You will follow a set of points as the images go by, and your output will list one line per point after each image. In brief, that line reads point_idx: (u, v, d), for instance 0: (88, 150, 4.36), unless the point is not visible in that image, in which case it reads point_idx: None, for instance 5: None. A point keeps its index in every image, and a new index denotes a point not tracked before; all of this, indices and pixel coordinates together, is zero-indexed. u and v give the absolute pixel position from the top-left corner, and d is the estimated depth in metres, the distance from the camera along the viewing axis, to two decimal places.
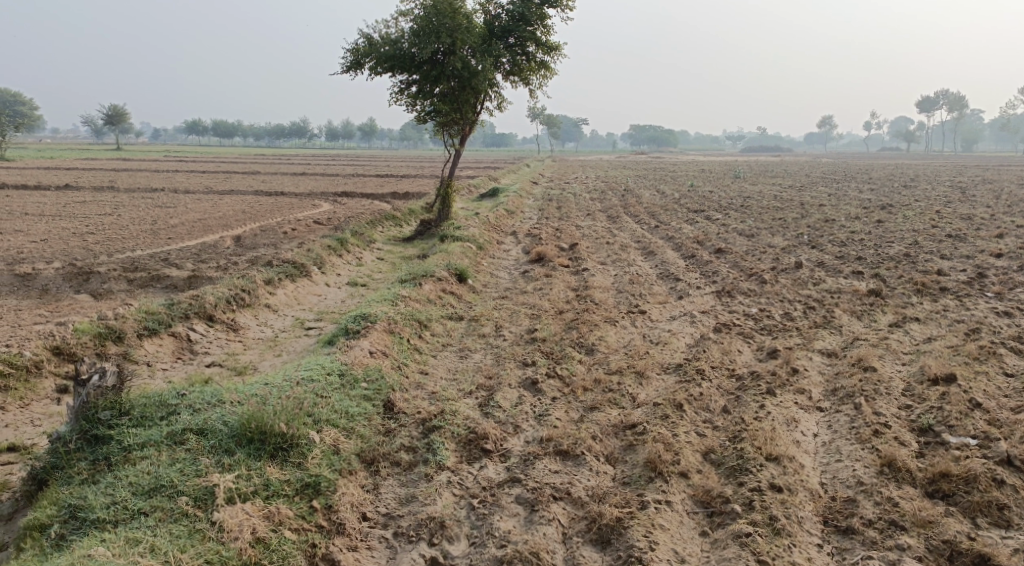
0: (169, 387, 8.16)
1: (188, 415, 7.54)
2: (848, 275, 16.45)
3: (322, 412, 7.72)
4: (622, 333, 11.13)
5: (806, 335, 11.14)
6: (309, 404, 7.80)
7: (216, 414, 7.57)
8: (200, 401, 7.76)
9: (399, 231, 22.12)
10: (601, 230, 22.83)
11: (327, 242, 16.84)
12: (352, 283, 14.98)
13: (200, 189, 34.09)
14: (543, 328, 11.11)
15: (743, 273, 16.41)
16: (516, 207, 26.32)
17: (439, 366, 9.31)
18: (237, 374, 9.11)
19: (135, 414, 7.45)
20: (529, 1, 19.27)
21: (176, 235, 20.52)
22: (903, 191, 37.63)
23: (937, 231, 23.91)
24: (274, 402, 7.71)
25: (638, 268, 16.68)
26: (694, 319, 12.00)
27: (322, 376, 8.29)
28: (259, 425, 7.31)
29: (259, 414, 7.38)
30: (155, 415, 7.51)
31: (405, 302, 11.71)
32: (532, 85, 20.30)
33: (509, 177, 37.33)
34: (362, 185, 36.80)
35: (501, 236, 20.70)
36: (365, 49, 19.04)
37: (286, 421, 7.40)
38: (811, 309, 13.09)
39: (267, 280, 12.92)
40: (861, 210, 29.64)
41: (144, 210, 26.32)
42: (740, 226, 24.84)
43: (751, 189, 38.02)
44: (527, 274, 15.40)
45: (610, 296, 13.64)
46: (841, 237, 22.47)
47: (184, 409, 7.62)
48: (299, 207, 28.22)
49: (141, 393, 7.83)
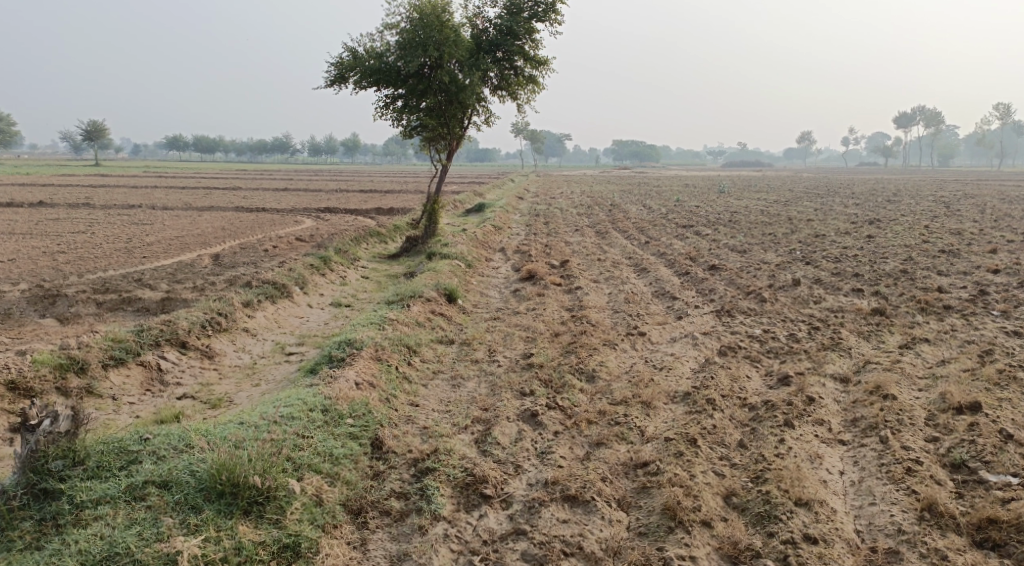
0: (132, 428, 7.46)
1: (150, 464, 6.86)
2: (848, 293, 15.94)
3: (303, 458, 7.06)
4: (622, 357, 10.53)
5: (815, 358, 10.57)
6: (288, 449, 7.14)
7: (182, 462, 6.88)
8: (166, 446, 7.06)
9: (384, 248, 21.50)
10: (591, 246, 22.29)
11: (310, 261, 16.20)
12: (335, 304, 14.36)
13: (178, 205, 33.34)
14: (539, 352, 10.51)
15: (741, 291, 15.87)
16: (503, 223, 25.78)
17: (430, 397, 8.68)
18: (214, 409, 8.48)
19: (90, 465, 6.79)
20: (517, 14, 18.77)
21: (151, 254, 19.83)
22: (888, 206, 37.41)
23: (930, 247, 23.51)
24: (248, 446, 7.03)
25: (633, 286, 16.13)
26: (697, 341, 11.42)
27: (303, 413, 7.61)
28: (231, 476, 6.65)
29: (231, 464, 6.70)
30: (113, 465, 6.84)
31: (393, 326, 11.09)
32: (521, 100, 19.76)
33: (495, 193, 36.81)
34: (345, 201, 36.16)
35: (490, 253, 20.10)
36: (349, 62, 18.43)
37: (261, 471, 6.73)
38: (815, 328, 12.53)
39: (245, 302, 12.27)
40: (850, 225, 29.28)
41: (119, 227, 25.59)
42: (731, 241, 24.37)
43: (738, 203, 37.66)
44: (518, 294, 14.80)
45: (607, 317, 13.05)
46: (834, 253, 22.02)
47: (147, 457, 6.93)
48: (280, 223, 27.56)
49: (100, 437, 7.14)
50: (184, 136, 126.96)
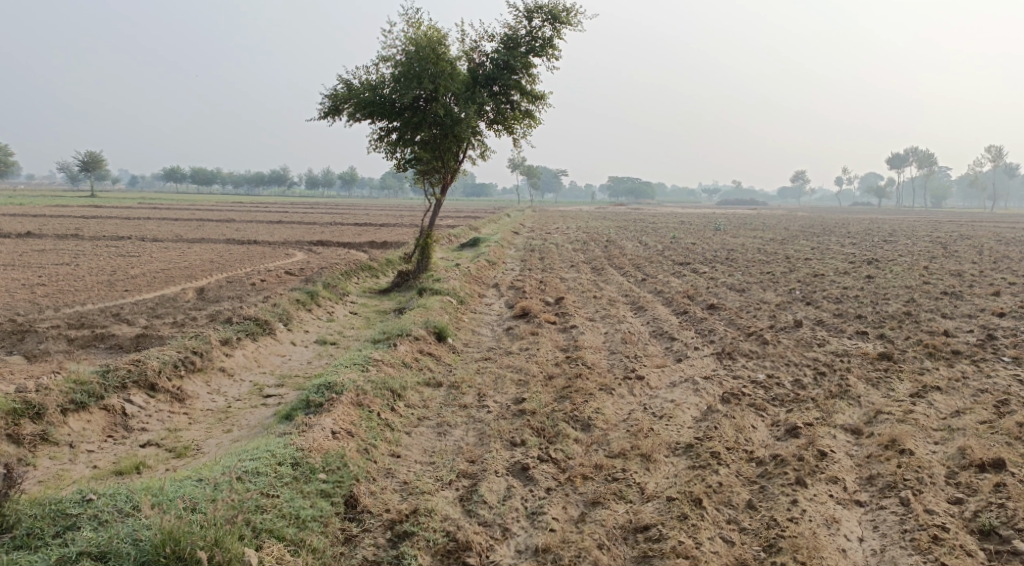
0: (77, 486, 6.87)
1: (90, 530, 6.26)
2: (852, 335, 15.37)
3: (264, 523, 6.50)
4: (620, 404, 9.94)
5: (823, 406, 9.98)
6: (247, 512, 6.55)
7: (126, 528, 6.29)
8: (110, 509, 6.46)
9: (375, 283, 20.96)
10: (587, 282, 21.78)
11: (296, 295, 15.66)
12: (321, 341, 13.80)
13: (169, 237, 32.90)
14: (532, 397, 9.91)
15: (741, 332, 15.31)
16: (498, 257, 25.29)
17: (413, 447, 8.09)
18: (180, 464, 7.91)
19: (21, 533, 6.20)
20: (514, 48, 18.41)
21: (134, 287, 19.30)
22: (885, 245, 37.03)
23: (932, 288, 23.02)
24: (201, 511, 6.45)
25: (630, 325, 15.59)
26: (698, 386, 10.84)
27: (270, 468, 7.02)
28: (176, 548, 6.08)
29: (178, 534, 6.13)
30: (48, 532, 6.24)
31: (377, 367, 10.50)
32: (517, 134, 19.35)
33: (490, 227, 36.37)
34: (339, 234, 35.71)
35: (483, 289, 19.56)
36: (343, 94, 18.01)
37: (211, 543, 6.17)
38: (821, 374, 11.94)
39: (223, 340, 11.76)
40: (849, 265, 28.84)
41: (105, 259, 25.08)
42: (729, 280, 23.89)
43: (734, 241, 37.26)
44: (511, 332, 14.23)
45: (603, 359, 12.48)
46: (835, 293, 21.51)
47: (88, 522, 6.33)
48: (271, 256, 27.06)
49: (38, 497, 6.55)
50: (180, 168, 126.95)
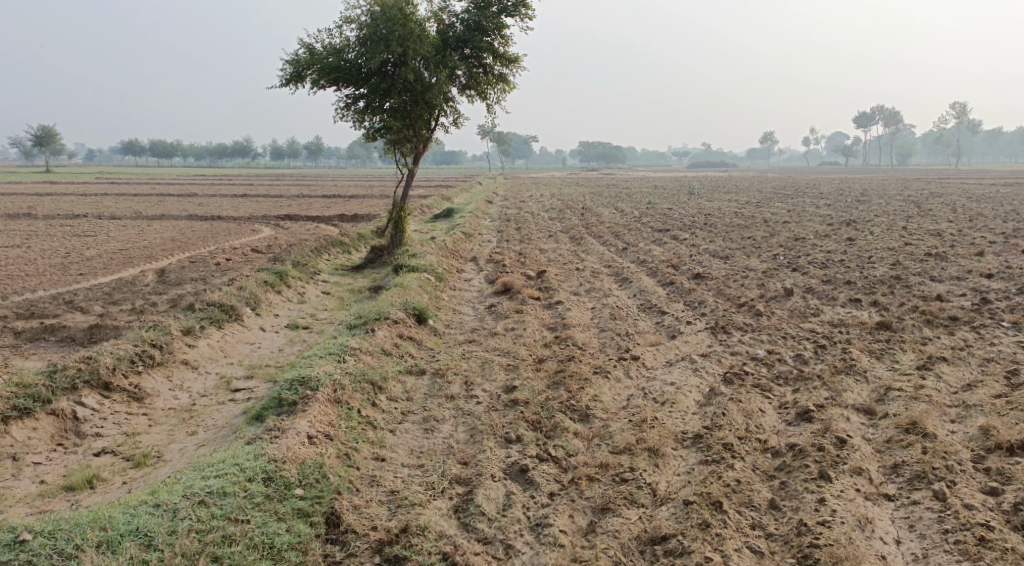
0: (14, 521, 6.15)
1: None
2: (845, 302, 14.82)
3: (232, 559, 5.88)
4: (617, 389, 9.32)
5: (831, 384, 9.39)
6: (213, 546, 5.92)
7: None
8: (50, 550, 5.75)
9: (347, 259, 20.11)
10: (566, 253, 21.07)
11: (264, 276, 14.81)
12: (292, 326, 13.04)
13: (129, 214, 31.70)
14: (523, 385, 9.26)
15: (731, 303, 14.72)
16: (473, 229, 24.49)
17: (398, 448, 7.46)
18: (142, 483, 7.21)
19: None
20: (485, 9, 17.50)
21: (90, 270, 18.36)
22: (860, 205, 36.66)
23: (915, 250, 22.57)
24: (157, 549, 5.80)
25: (616, 299, 14.96)
26: (696, 366, 10.24)
27: (238, 488, 6.35)
28: None
29: None
30: None
31: (354, 356, 9.77)
32: (490, 100, 18.48)
33: (463, 197, 35.48)
34: (307, 207, 34.69)
35: (460, 263, 18.77)
36: (306, 59, 17.05)
37: None
38: (822, 346, 11.37)
39: (185, 330, 11.00)
40: (827, 227, 28.38)
41: (60, 239, 24.03)
42: (711, 246, 23.30)
43: (710, 205, 36.67)
44: (493, 310, 13.52)
45: (593, 338, 11.83)
46: (819, 257, 20.99)
47: None
48: (236, 232, 26.06)
49: None
50: (141, 142, 124.12)
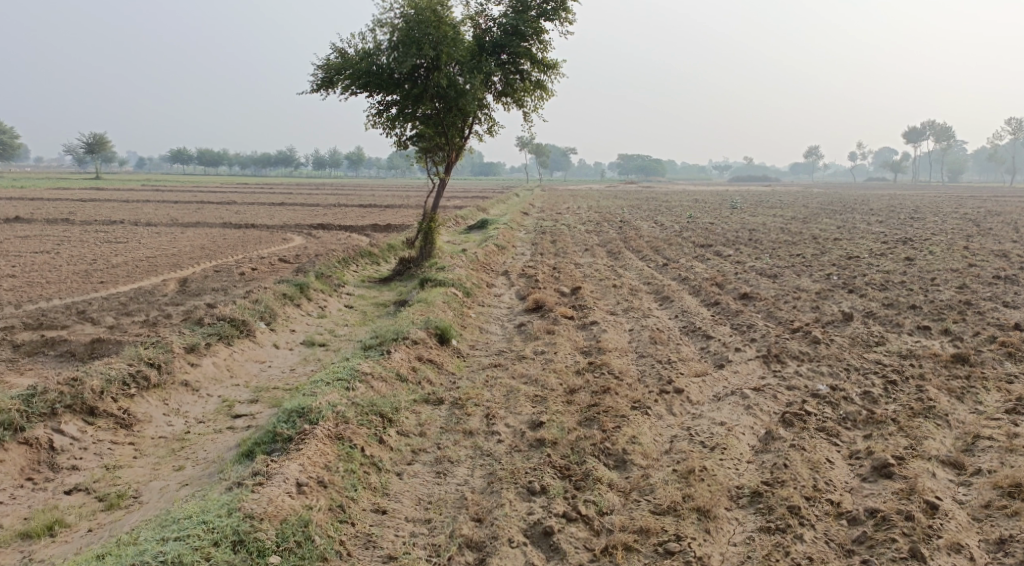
0: None
1: None
2: (911, 329, 13.46)
3: None
4: (659, 429, 8.17)
5: (909, 431, 8.17)
6: None
7: None
8: None
9: (376, 270, 19.19)
10: (604, 268, 19.95)
11: (283, 288, 13.87)
12: (307, 343, 12.06)
13: (164, 221, 31.22)
14: (552, 422, 8.16)
15: (784, 327, 13.44)
16: (507, 241, 23.47)
17: (404, 496, 6.60)
18: (107, 535, 6.51)
19: None
20: (524, 13, 16.49)
21: (111, 278, 17.65)
22: (913, 224, 34.94)
23: (981, 272, 21.04)
24: None
25: (658, 320, 13.78)
26: (749, 401, 9.04)
27: (200, 553, 5.71)
28: None
29: None
30: None
31: (365, 383, 8.74)
32: (527, 108, 17.43)
33: (498, 208, 34.50)
34: (342, 216, 34.03)
35: (492, 277, 17.75)
36: (336, 63, 16.11)
37: None
38: (891, 382, 10.10)
39: (188, 347, 10.06)
40: (881, 245, 26.82)
41: (89, 245, 23.48)
42: (758, 264, 21.99)
43: (755, 221, 35.19)
44: (523, 330, 12.42)
45: (631, 365, 10.67)
46: (876, 278, 19.56)
47: None
48: (266, 241, 25.33)
49: None
50: (187, 151, 125.64)
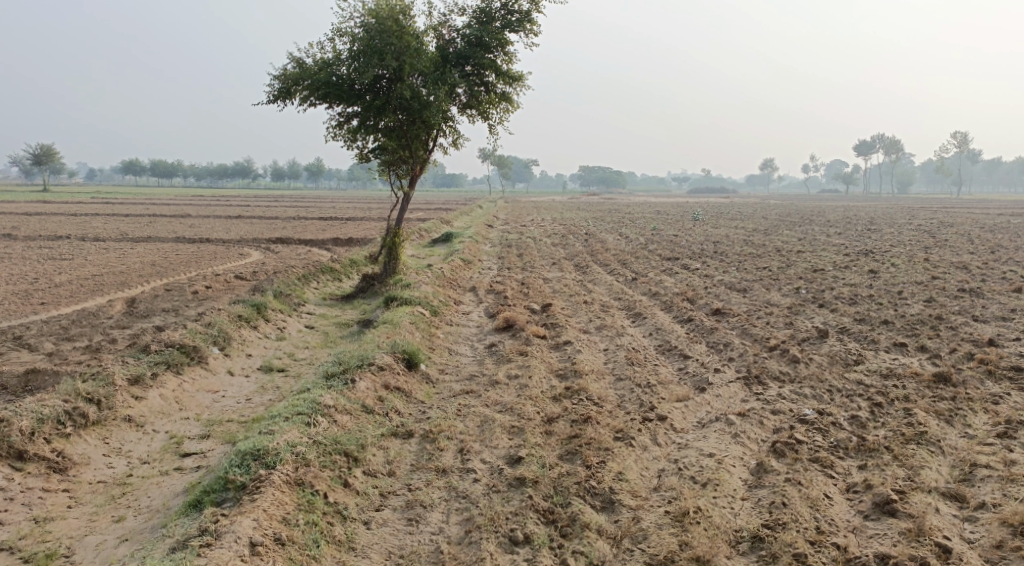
0: None
1: None
2: (889, 345, 13.12)
3: None
4: (644, 462, 7.70)
5: (905, 460, 7.78)
6: None
7: None
8: None
9: (338, 287, 18.50)
10: (572, 283, 19.49)
11: (239, 310, 13.15)
12: (265, 369, 11.37)
13: (114, 236, 30.10)
14: (531, 456, 7.64)
15: (761, 345, 13.02)
16: (472, 255, 22.90)
17: (371, 551, 6.33)
18: None
19: None
20: (488, 23, 15.99)
21: (55, 298, 16.77)
22: (872, 235, 35.11)
23: (946, 284, 20.96)
24: None
25: (632, 338, 13.31)
26: (736, 428, 8.59)
27: None
28: None
29: None
30: None
31: (328, 417, 8.14)
32: (492, 120, 16.90)
33: (461, 221, 33.91)
34: (301, 230, 33.21)
35: (458, 294, 17.16)
36: (294, 74, 15.45)
37: None
38: (878, 405, 9.71)
39: (132, 379, 9.35)
40: (845, 258, 26.73)
41: (33, 263, 22.43)
42: (726, 278, 21.69)
43: (718, 232, 35.04)
44: (493, 352, 11.86)
45: (609, 390, 10.16)
46: (845, 292, 19.32)
47: None
48: (222, 257, 24.48)
49: None
50: (141, 163, 123.29)
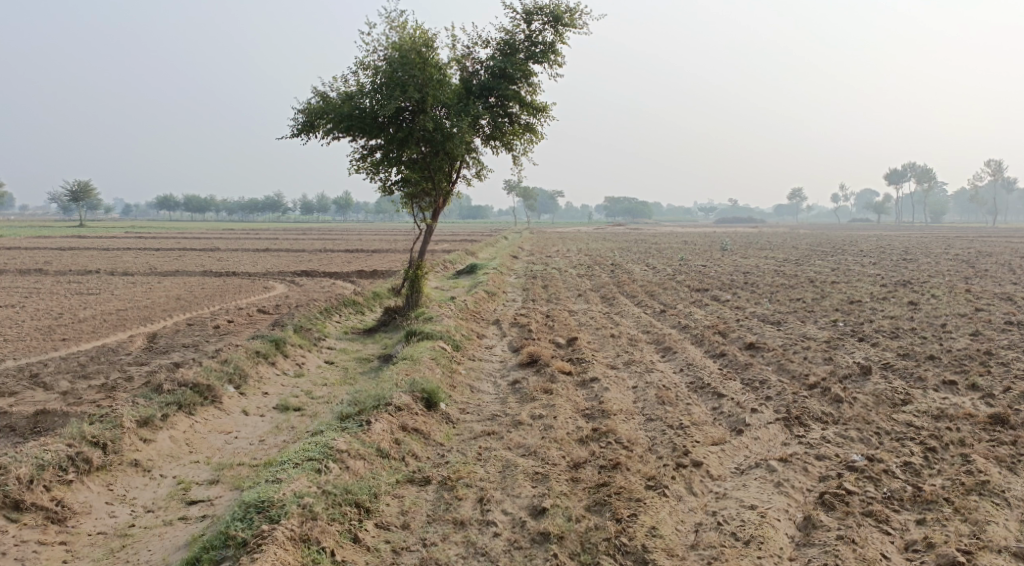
0: None
1: None
2: (937, 383, 12.38)
3: None
4: (680, 515, 7.13)
5: (969, 515, 7.12)
6: None
7: None
8: None
9: (361, 321, 18.09)
10: (600, 316, 18.92)
11: (256, 346, 12.73)
12: (280, 408, 10.89)
13: (142, 270, 30.03)
14: (556, 508, 7.07)
15: (800, 382, 12.34)
16: (497, 287, 22.43)
17: None
18: None
19: None
20: (512, 54, 15.63)
21: (76, 334, 16.52)
22: (909, 265, 34.13)
23: (991, 317, 20.10)
24: None
25: (663, 375, 12.69)
26: (778, 475, 7.94)
27: None
28: None
29: None
30: None
31: (340, 463, 7.63)
32: (517, 152, 16.51)
33: (487, 252, 33.48)
34: (327, 262, 33.01)
35: (482, 327, 16.67)
36: (317, 107, 15.18)
37: None
38: (931, 450, 9.02)
39: (141, 421, 8.88)
40: (882, 289, 25.88)
41: (59, 298, 22.30)
42: (760, 310, 21.00)
43: (747, 263, 34.28)
44: (518, 390, 11.30)
45: (640, 432, 9.56)
46: (885, 325, 18.55)
47: None
48: (246, 291, 24.24)
49: None
50: (174, 198, 125.00)
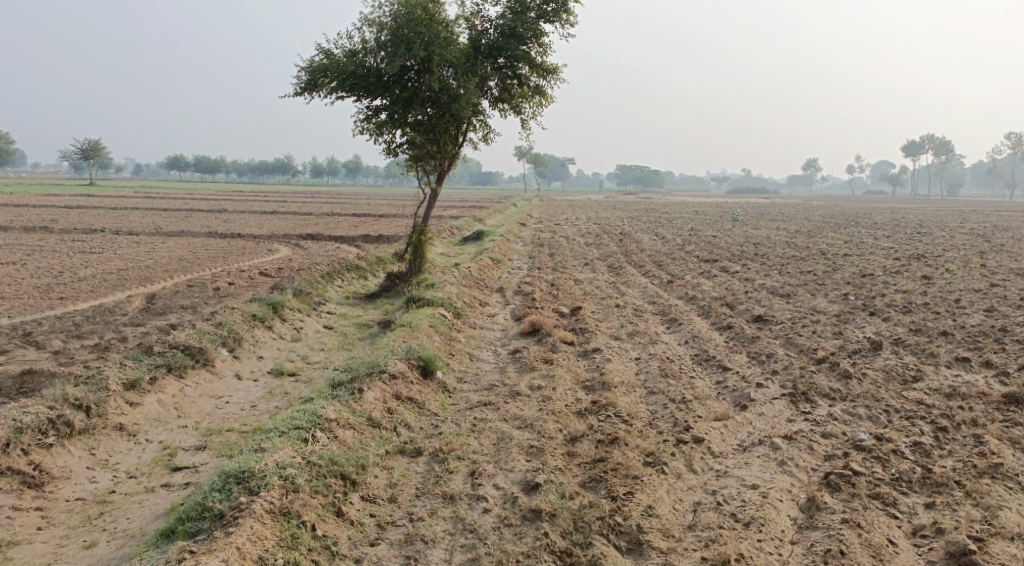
0: None
1: None
2: (950, 360, 12.02)
3: None
4: (678, 494, 6.88)
5: (980, 499, 6.84)
6: None
7: None
8: None
9: (363, 286, 17.80)
10: (606, 286, 18.59)
11: (252, 308, 12.45)
12: (275, 373, 10.65)
13: (147, 229, 29.78)
14: (550, 483, 6.84)
15: (808, 356, 12.00)
16: (503, 254, 22.09)
17: None
18: None
19: None
20: (523, 13, 15.14)
21: (75, 293, 16.29)
22: (924, 238, 33.59)
23: (1006, 292, 19.67)
24: None
25: (668, 346, 12.38)
26: (782, 453, 7.65)
27: None
28: None
29: None
30: None
31: (328, 432, 7.39)
32: (526, 115, 16.10)
33: (495, 219, 33.09)
34: (334, 226, 32.69)
35: (485, 295, 16.37)
36: (321, 65, 14.75)
37: None
38: (943, 430, 8.70)
39: (127, 384, 8.62)
40: (895, 262, 25.40)
41: (61, 256, 22.08)
42: (769, 282, 20.61)
43: (758, 234, 33.77)
44: (518, 359, 11.02)
45: (641, 405, 9.27)
46: (898, 299, 18.15)
47: None
48: (250, 253, 23.98)
49: None
50: (184, 159, 124.65)
